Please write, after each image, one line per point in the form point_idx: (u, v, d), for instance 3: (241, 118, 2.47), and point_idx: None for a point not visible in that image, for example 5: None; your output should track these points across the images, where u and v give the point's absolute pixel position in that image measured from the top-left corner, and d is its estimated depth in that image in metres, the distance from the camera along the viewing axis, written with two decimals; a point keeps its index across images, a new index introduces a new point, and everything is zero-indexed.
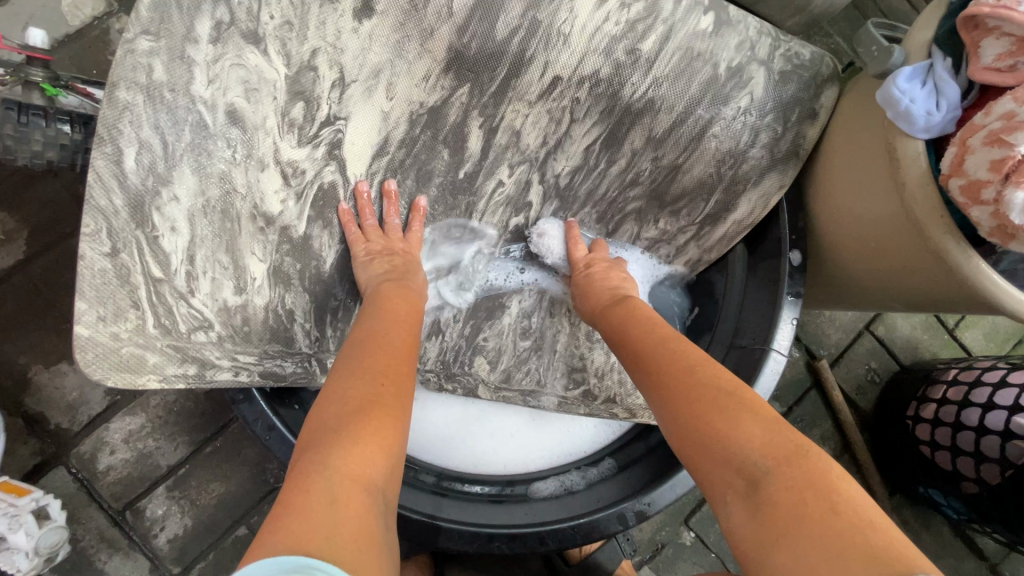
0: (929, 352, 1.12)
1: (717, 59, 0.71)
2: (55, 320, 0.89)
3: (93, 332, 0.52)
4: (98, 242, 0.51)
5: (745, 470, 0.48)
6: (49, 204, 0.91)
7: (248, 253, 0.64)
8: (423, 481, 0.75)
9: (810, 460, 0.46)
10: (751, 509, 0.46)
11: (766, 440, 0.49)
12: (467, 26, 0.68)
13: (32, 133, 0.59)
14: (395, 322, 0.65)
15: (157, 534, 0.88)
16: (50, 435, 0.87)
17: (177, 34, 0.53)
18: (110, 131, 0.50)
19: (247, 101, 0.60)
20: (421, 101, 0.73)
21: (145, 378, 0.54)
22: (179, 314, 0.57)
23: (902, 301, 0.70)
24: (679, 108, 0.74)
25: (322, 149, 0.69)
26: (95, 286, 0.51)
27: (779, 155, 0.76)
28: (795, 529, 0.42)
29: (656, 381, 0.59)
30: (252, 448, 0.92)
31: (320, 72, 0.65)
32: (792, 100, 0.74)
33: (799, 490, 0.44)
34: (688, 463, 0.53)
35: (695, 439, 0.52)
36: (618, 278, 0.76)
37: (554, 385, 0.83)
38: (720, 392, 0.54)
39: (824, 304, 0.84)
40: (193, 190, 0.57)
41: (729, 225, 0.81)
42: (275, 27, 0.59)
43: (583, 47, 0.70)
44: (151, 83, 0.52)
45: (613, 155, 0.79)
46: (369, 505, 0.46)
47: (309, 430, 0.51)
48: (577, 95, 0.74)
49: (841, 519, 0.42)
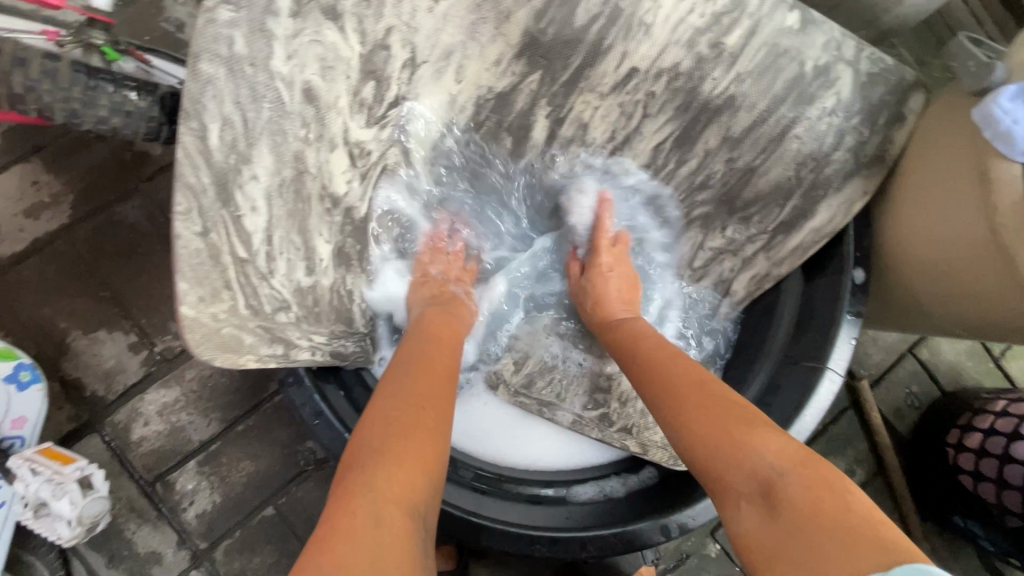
0: (973, 379, 1.09)
1: (804, 57, 0.68)
2: (95, 288, 0.89)
3: (197, 313, 0.52)
4: (191, 221, 0.50)
5: (758, 476, 0.46)
6: (95, 170, 0.90)
7: (318, 235, 0.66)
8: (462, 475, 0.73)
9: (825, 465, 0.45)
10: (764, 511, 0.44)
11: (780, 445, 0.47)
12: (546, 11, 0.66)
13: (99, 98, 0.57)
14: (434, 347, 0.64)
15: (186, 508, 0.88)
16: (85, 402, 0.87)
17: (258, 5, 0.51)
18: (195, 106, 0.49)
19: (323, 79, 0.58)
20: (490, 86, 0.73)
21: (244, 358, 0.57)
22: (263, 295, 0.59)
23: (967, 329, 0.68)
24: (760, 106, 0.71)
25: (388, 129, 0.72)
26: (193, 266, 0.51)
27: (864, 160, 0.73)
28: (809, 530, 0.41)
29: (662, 388, 0.58)
30: (283, 429, 0.91)
31: (393, 51, 0.64)
32: (880, 103, 0.71)
33: (816, 490, 0.43)
34: (697, 473, 0.50)
35: (702, 444, 0.50)
36: (627, 292, 0.76)
37: (573, 402, 0.80)
38: (725, 402, 0.53)
39: (889, 326, 0.81)
40: (270, 168, 0.56)
41: (805, 233, 0.77)
42: (353, 4, 0.57)
43: (665, 38, 0.68)
44: (232, 56, 0.50)
45: (684, 155, 0.78)
46: (413, 535, 0.46)
47: (353, 450, 0.50)
48: (652, 89, 0.73)
49: (853, 518, 0.41)
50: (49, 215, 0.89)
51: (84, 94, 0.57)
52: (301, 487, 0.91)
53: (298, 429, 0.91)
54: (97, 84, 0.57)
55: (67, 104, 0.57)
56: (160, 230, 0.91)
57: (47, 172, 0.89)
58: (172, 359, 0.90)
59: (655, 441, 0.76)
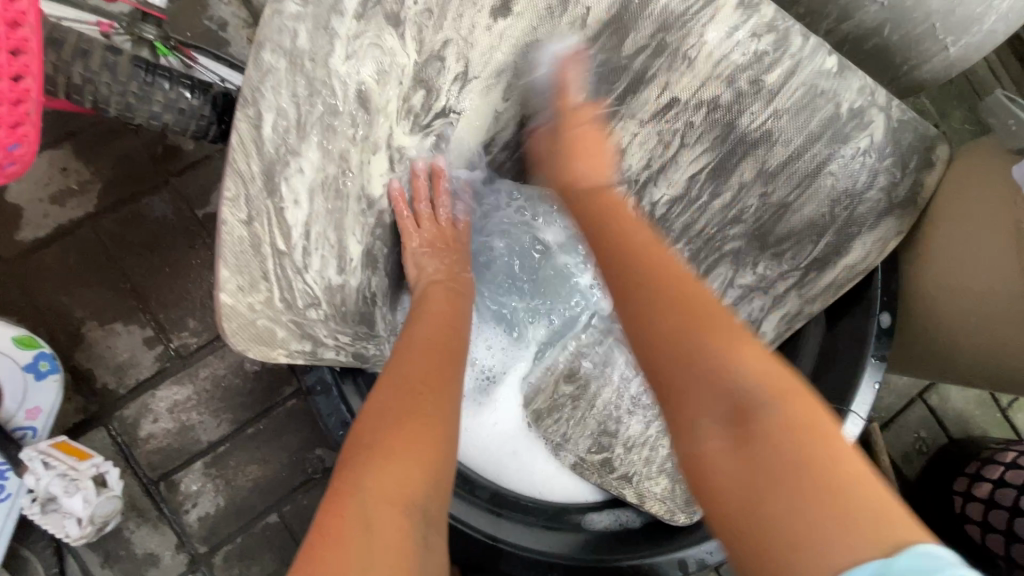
0: (980, 428, 1.10)
1: (841, 99, 0.69)
2: (115, 279, 0.88)
3: (235, 302, 0.52)
4: (238, 209, 0.50)
5: (738, 401, 0.44)
6: (124, 162, 0.90)
7: (350, 234, 0.66)
8: (478, 495, 0.71)
9: (807, 398, 0.43)
10: (735, 439, 0.42)
11: (766, 377, 0.45)
12: (597, 40, 0.70)
13: (155, 93, 0.57)
14: (433, 329, 0.65)
15: (188, 510, 0.86)
16: (95, 394, 0.85)
17: (325, 3, 0.52)
18: (254, 94, 0.49)
19: (377, 81, 0.60)
20: (533, 106, 0.75)
21: (276, 352, 0.57)
22: (297, 289, 0.58)
23: (993, 381, 0.69)
24: (795, 143, 0.73)
25: (431, 139, 0.73)
26: (235, 254, 0.51)
27: (896, 201, 0.74)
28: (789, 469, 0.39)
29: (639, 285, 0.54)
30: (294, 435, 0.89)
31: (446, 63, 0.66)
32: (910, 148, 0.73)
33: (795, 435, 0.41)
34: (662, 384, 0.48)
35: (676, 356, 0.47)
36: (596, 151, 0.72)
37: (577, 443, 0.77)
38: (705, 317, 0.49)
39: (924, 374, 0.79)
40: (315, 164, 0.57)
41: (839, 270, 0.77)
42: (416, 13, 0.60)
43: (707, 72, 0.70)
44: (295, 49, 0.51)
45: (718, 187, 0.78)
46: (409, 532, 0.46)
47: (351, 444, 0.52)
48: (692, 119, 0.73)
49: (834, 465, 0.39)
50: (75, 202, 0.88)
51: (141, 89, 0.56)
52: (307, 495, 0.89)
53: (310, 436, 0.90)
54: (155, 79, 0.57)
55: (121, 98, 0.56)
56: (185, 225, 0.90)
57: (77, 159, 0.88)
58: (186, 356, 0.88)
59: (654, 492, 0.74)
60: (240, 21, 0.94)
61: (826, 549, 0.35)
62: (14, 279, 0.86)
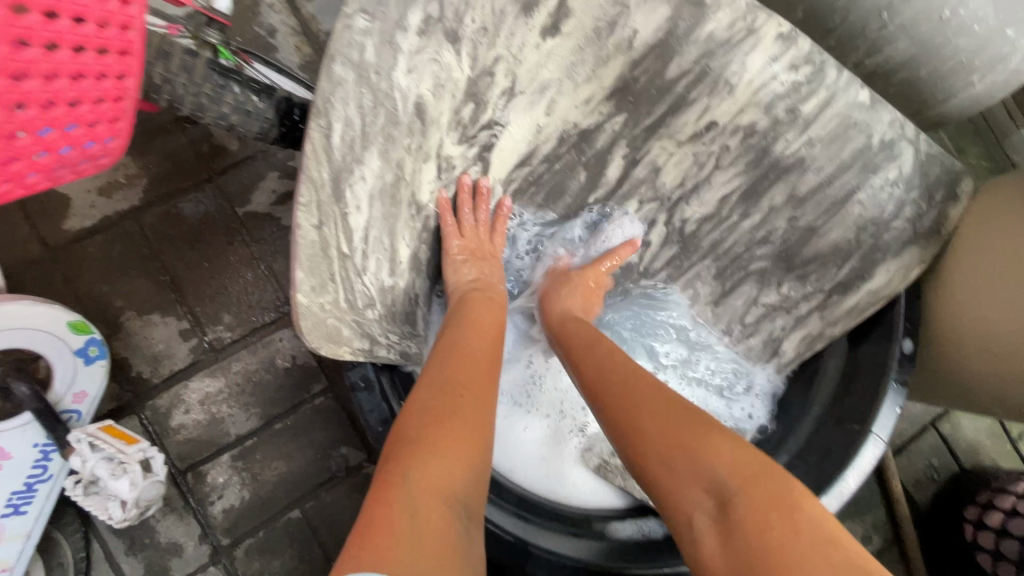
0: (991, 459, 1.12)
1: (873, 131, 0.72)
2: (156, 271, 0.90)
3: (308, 302, 0.57)
4: (310, 214, 0.54)
5: (714, 489, 0.50)
6: (171, 158, 0.93)
7: (401, 238, 0.72)
8: (505, 498, 0.72)
9: (774, 478, 0.49)
10: (720, 532, 0.48)
11: (733, 459, 0.51)
12: (641, 61, 0.71)
13: (226, 96, 0.60)
14: (478, 335, 0.69)
15: (214, 502, 0.87)
16: (129, 382, 0.87)
17: (392, 20, 0.55)
18: (325, 105, 0.53)
19: (433, 95, 0.64)
20: (575, 122, 0.79)
21: (343, 349, 0.62)
22: (359, 290, 0.64)
23: (1006, 409, 0.71)
24: (826, 170, 0.75)
25: (475, 150, 0.76)
26: (309, 256, 0.55)
27: (921, 231, 0.77)
28: (770, 556, 0.44)
29: (618, 406, 0.60)
30: (320, 432, 0.91)
31: (495, 78, 0.70)
32: (936, 180, 0.75)
33: (768, 511, 0.46)
34: (648, 480, 0.54)
35: (655, 455, 0.54)
36: (584, 296, 0.85)
37: (603, 447, 0.82)
38: (676, 409, 0.57)
39: (959, 407, 0.79)
40: (375, 172, 0.62)
41: (861, 296, 0.80)
42: (473, 31, 0.63)
43: (745, 100, 0.73)
44: (362, 62, 0.54)
45: (749, 209, 0.82)
46: (451, 522, 0.49)
47: (393, 441, 0.54)
48: (728, 142, 0.77)
49: (805, 542, 0.44)
50: (122, 195, 0.91)
51: (214, 91, 0.59)
52: (329, 493, 0.90)
53: (335, 434, 0.91)
54: (228, 82, 0.60)
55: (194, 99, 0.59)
56: (226, 223, 0.93)
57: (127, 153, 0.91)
58: (220, 350, 0.90)
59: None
60: (288, 30, 0.97)
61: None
62: (57, 266, 0.88)
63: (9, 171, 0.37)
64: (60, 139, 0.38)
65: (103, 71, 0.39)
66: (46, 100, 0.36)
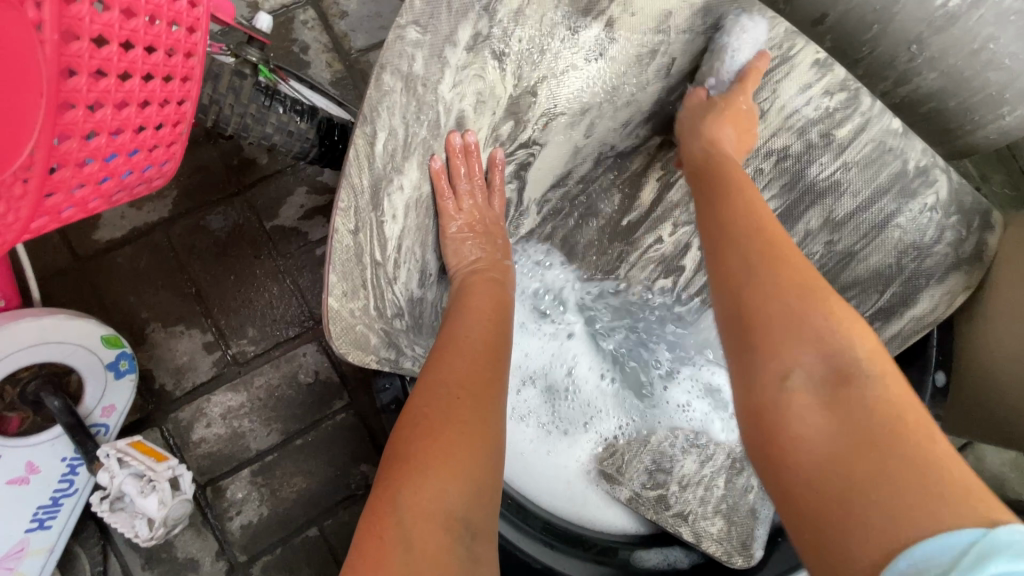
0: (1016, 491, 1.10)
1: (907, 157, 0.74)
2: (182, 283, 0.90)
3: (339, 306, 0.57)
4: (348, 219, 0.56)
5: (838, 361, 0.44)
6: (201, 172, 0.93)
7: (431, 249, 0.74)
8: (532, 526, 0.70)
9: (905, 383, 0.43)
10: (832, 401, 0.42)
11: (870, 347, 0.45)
12: (674, 88, 0.80)
13: (269, 117, 0.61)
14: (478, 320, 0.63)
15: (232, 517, 0.86)
16: (152, 393, 0.87)
17: (442, 34, 0.58)
18: (373, 112, 0.56)
19: (474, 111, 0.67)
20: (612, 145, 0.83)
21: (370, 358, 0.60)
22: (388, 299, 0.64)
23: (1003, 440, 0.73)
24: (863, 193, 0.77)
25: (512, 167, 0.78)
26: (342, 262, 0.56)
27: (963, 256, 0.76)
28: (890, 438, 0.39)
29: (737, 255, 0.52)
30: (341, 450, 0.90)
31: (538, 99, 0.72)
32: (971, 208, 0.75)
33: (895, 408, 0.41)
34: (753, 326, 0.48)
35: (782, 310, 0.47)
36: (741, 132, 0.71)
37: (631, 479, 0.78)
38: (814, 278, 0.49)
39: (971, 437, 0.79)
40: (412, 182, 0.66)
41: (907, 321, 0.78)
42: (517, 51, 0.66)
43: (779, 123, 0.77)
44: (410, 74, 0.58)
45: (784, 229, 0.80)
46: (447, 546, 0.45)
47: (386, 461, 0.50)
48: (761, 165, 0.79)
49: (930, 445, 0.38)
50: (151, 206, 0.91)
51: (259, 111, 0.60)
52: (348, 512, 0.89)
53: (356, 451, 0.91)
54: (272, 104, 0.61)
55: (241, 119, 0.60)
56: (254, 237, 0.93)
57: None
58: (242, 364, 0.90)
59: (710, 533, 0.73)
60: (321, 46, 0.98)
61: (905, 521, 0.35)
62: (85, 277, 0.88)
63: (75, 198, 0.35)
64: (123, 164, 0.37)
65: (167, 97, 0.39)
66: (115, 128, 0.36)
